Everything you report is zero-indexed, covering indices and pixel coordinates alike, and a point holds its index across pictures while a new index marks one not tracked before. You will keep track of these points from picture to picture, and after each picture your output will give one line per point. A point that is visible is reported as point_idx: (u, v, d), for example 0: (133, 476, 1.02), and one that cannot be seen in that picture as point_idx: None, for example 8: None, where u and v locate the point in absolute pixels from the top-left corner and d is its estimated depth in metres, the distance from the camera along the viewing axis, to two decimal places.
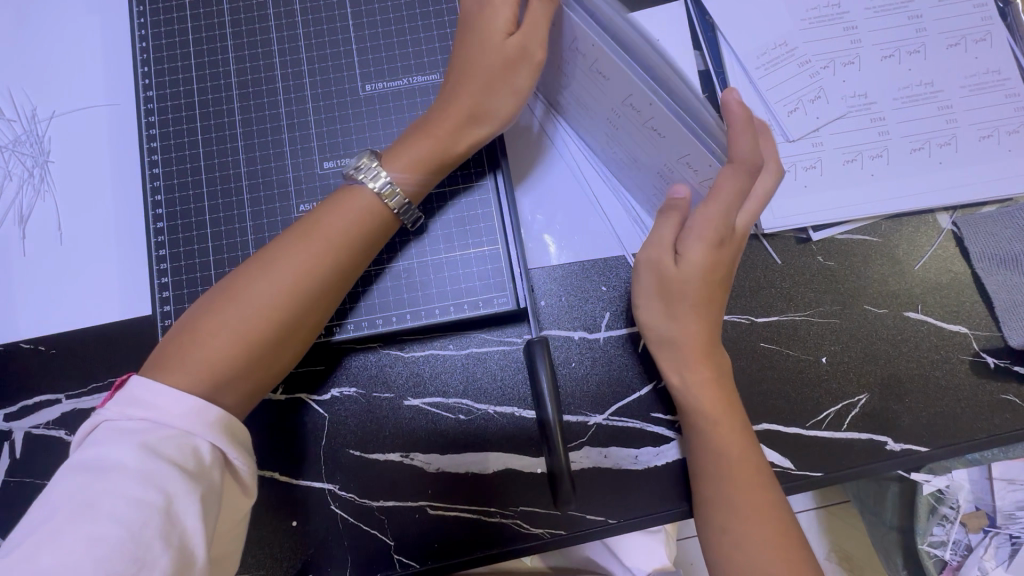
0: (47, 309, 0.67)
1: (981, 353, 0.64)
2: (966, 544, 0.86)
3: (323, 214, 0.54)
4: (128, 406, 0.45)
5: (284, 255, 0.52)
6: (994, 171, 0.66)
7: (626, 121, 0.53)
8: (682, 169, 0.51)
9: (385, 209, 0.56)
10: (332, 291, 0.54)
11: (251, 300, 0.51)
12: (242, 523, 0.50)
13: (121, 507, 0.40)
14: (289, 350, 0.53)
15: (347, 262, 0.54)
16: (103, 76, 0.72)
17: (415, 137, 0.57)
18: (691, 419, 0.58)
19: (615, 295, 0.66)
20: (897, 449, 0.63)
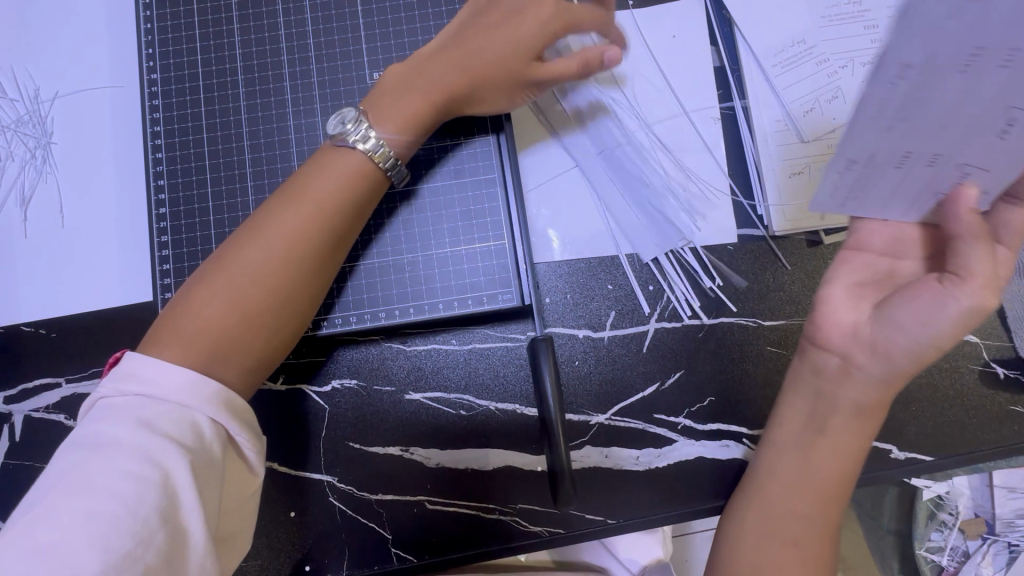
0: (51, 292, 0.66)
1: (991, 363, 0.64)
2: (964, 550, 0.86)
3: (311, 178, 0.53)
4: (122, 383, 0.45)
5: (277, 222, 0.51)
6: None
7: (959, 82, 0.38)
8: (916, 167, 0.46)
9: (375, 170, 0.55)
10: (325, 258, 0.53)
11: (245, 270, 0.50)
12: (250, 500, 0.49)
13: (117, 483, 0.40)
14: (288, 321, 0.52)
15: (340, 229, 0.53)
16: (107, 57, 0.70)
17: (403, 95, 0.56)
18: (849, 440, 0.54)
19: (621, 294, 0.65)
20: (902, 457, 0.62)
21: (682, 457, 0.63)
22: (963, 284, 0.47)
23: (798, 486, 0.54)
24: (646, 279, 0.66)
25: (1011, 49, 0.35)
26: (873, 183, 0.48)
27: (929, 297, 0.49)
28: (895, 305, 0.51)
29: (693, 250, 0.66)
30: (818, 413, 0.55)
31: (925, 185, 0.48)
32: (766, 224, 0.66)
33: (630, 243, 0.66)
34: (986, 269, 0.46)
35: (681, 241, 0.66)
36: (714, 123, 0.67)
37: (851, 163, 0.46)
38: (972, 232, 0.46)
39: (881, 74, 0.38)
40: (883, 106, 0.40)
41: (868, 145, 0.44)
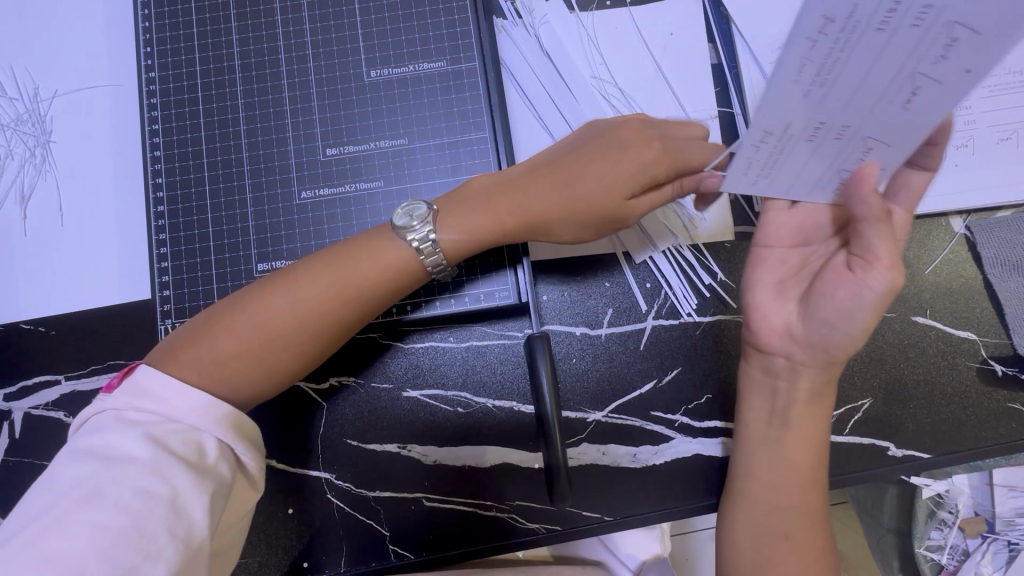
0: (49, 290, 0.66)
1: (989, 361, 0.63)
2: (964, 549, 0.85)
3: (362, 256, 0.54)
4: (136, 398, 0.46)
5: (311, 288, 0.52)
6: (1011, 175, 0.65)
7: (873, 43, 0.37)
8: (845, 145, 0.44)
9: (419, 264, 0.55)
10: (346, 332, 0.55)
11: (271, 324, 0.51)
12: (245, 522, 0.49)
13: (125, 498, 0.39)
14: (295, 374, 0.54)
15: (367, 310, 0.54)
16: (106, 55, 0.71)
17: (478, 203, 0.56)
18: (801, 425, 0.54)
19: (619, 292, 0.65)
20: (899, 455, 0.62)
21: (679, 454, 0.63)
22: (871, 269, 0.48)
23: (785, 480, 0.54)
24: (643, 277, 0.66)
25: (922, 5, 0.35)
26: (786, 161, 0.46)
27: (846, 290, 0.50)
28: (818, 300, 0.52)
29: (689, 247, 0.66)
30: (777, 411, 0.56)
31: (829, 166, 0.46)
32: None
33: (627, 240, 0.66)
34: (891, 250, 0.47)
35: (677, 239, 0.66)
36: (712, 121, 0.67)
37: (766, 136, 0.43)
38: (873, 214, 0.45)
39: (800, 29, 0.37)
40: (804, 68, 0.39)
41: (781, 111, 0.41)
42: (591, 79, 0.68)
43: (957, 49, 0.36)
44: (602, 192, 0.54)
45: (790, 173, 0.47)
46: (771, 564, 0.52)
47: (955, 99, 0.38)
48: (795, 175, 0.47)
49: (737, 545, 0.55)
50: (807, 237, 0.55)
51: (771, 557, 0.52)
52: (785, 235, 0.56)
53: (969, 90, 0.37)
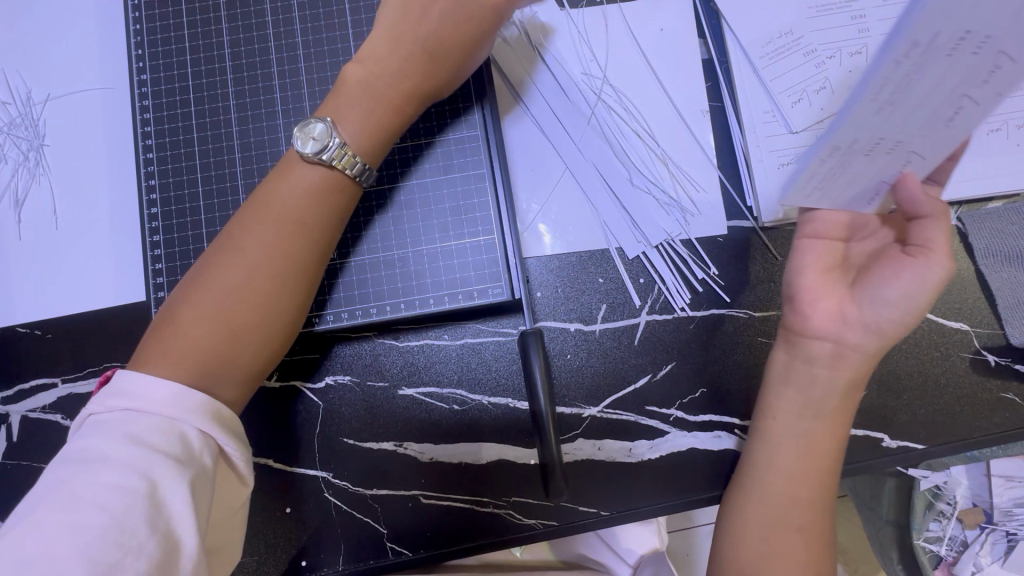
0: (44, 292, 0.67)
1: (982, 351, 0.64)
2: (963, 540, 0.88)
3: (280, 189, 0.53)
4: (112, 396, 0.45)
5: (250, 236, 0.52)
6: (1001, 165, 0.65)
7: (942, 66, 0.37)
8: (891, 159, 0.46)
9: (343, 176, 0.54)
10: (306, 276, 0.53)
11: (221, 282, 0.50)
12: (239, 511, 0.50)
13: (105, 495, 0.40)
14: (273, 335, 0.52)
15: (315, 244, 0.53)
16: (97, 58, 0.71)
17: (366, 100, 0.55)
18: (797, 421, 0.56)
19: (612, 287, 0.66)
20: (893, 446, 0.63)
21: (675, 448, 0.63)
22: (931, 256, 0.50)
23: (788, 474, 0.55)
24: (636, 272, 0.66)
25: (983, 37, 0.35)
26: (844, 173, 0.47)
27: (910, 272, 0.51)
28: (868, 287, 0.53)
29: (682, 241, 0.66)
30: (813, 402, 0.56)
31: (876, 175, 0.48)
32: (756, 216, 0.66)
33: (621, 236, 0.66)
34: (944, 244, 0.51)
35: (670, 234, 0.66)
36: (703, 116, 0.68)
37: (833, 152, 0.44)
38: (937, 208, 0.50)
39: (888, 54, 0.36)
40: (881, 88, 0.39)
41: (852, 135, 0.42)
42: (582, 77, 0.68)
43: (998, 76, 0.37)
44: (393, 78, 0.56)
45: (845, 186, 0.49)
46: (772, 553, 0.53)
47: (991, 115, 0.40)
48: (851, 188, 0.50)
49: (736, 539, 0.55)
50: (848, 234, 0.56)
51: (772, 546, 0.53)
52: (835, 230, 0.56)
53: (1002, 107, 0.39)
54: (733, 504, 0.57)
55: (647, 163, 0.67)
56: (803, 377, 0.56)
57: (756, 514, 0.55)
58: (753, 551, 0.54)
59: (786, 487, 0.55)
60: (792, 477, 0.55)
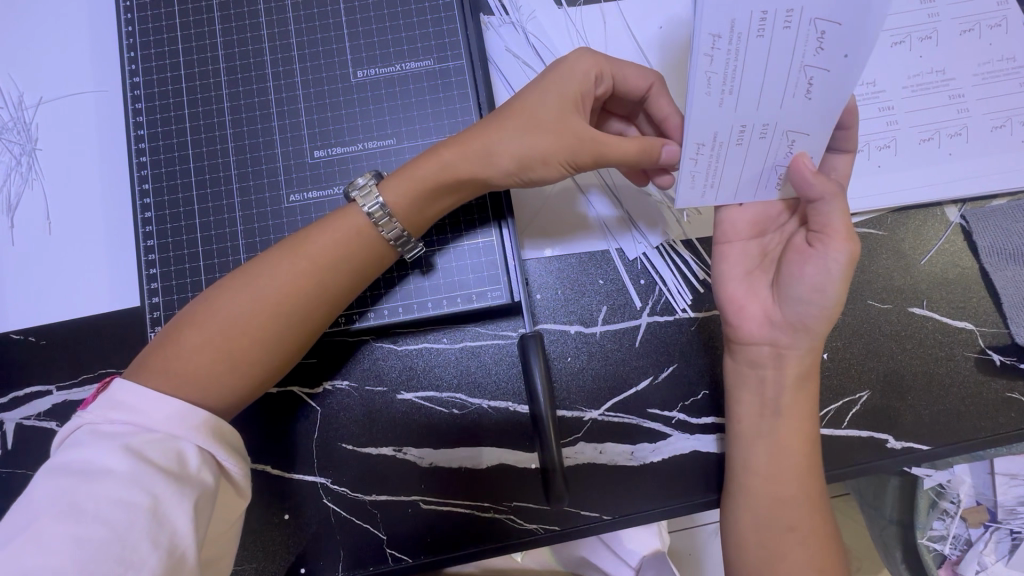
0: (38, 298, 0.66)
1: (987, 351, 0.63)
2: (966, 539, 0.87)
3: (314, 232, 0.54)
4: (112, 410, 0.45)
5: (275, 269, 0.52)
6: (1006, 162, 0.64)
7: (756, 49, 0.47)
8: (778, 142, 0.51)
9: (374, 232, 0.54)
10: (317, 318, 0.53)
11: (237, 311, 0.50)
12: (234, 529, 0.49)
13: (105, 510, 0.39)
14: (271, 370, 0.52)
15: (332, 288, 0.53)
16: (90, 60, 0.70)
17: (424, 158, 0.55)
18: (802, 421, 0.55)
19: (613, 289, 0.65)
20: (899, 447, 0.62)
21: (677, 450, 0.63)
22: (831, 242, 0.51)
23: (783, 478, 0.54)
24: (637, 273, 0.65)
25: (786, 10, 0.46)
26: (728, 165, 0.52)
27: (812, 267, 0.52)
28: (787, 281, 0.54)
29: (682, 242, 0.66)
30: (767, 402, 0.56)
31: (764, 164, 0.52)
32: None
33: (621, 238, 0.66)
34: (844, 223, 0.51)
35: (669, 236, 0.66)
36: None
37: (700, 147, 0.51)
38: (828, 190, 0.50)
39: (699, 48, 0.47)
40: (710, 81, 0.48)
41: (707, 123, 0.50)
42: None
43: (826, 40, 0.46)
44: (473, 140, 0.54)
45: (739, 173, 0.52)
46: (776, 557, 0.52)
47: (844, 82, 0.47)
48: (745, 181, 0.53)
49: (742, 546, 0.54)
50: (763, 228, 0.56)
51: (775, 549, 0.52)
52: (744, 230, 0.56)
53: (852, 69, 0.46)
54: (730, 510, 0.56)
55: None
56: (762, 378, 0.56)
57: (757, 517, 0.54)
58: (759, 556, 0.53)
59: (781, 489, 0.54)
60: (786, 475, 0.54)
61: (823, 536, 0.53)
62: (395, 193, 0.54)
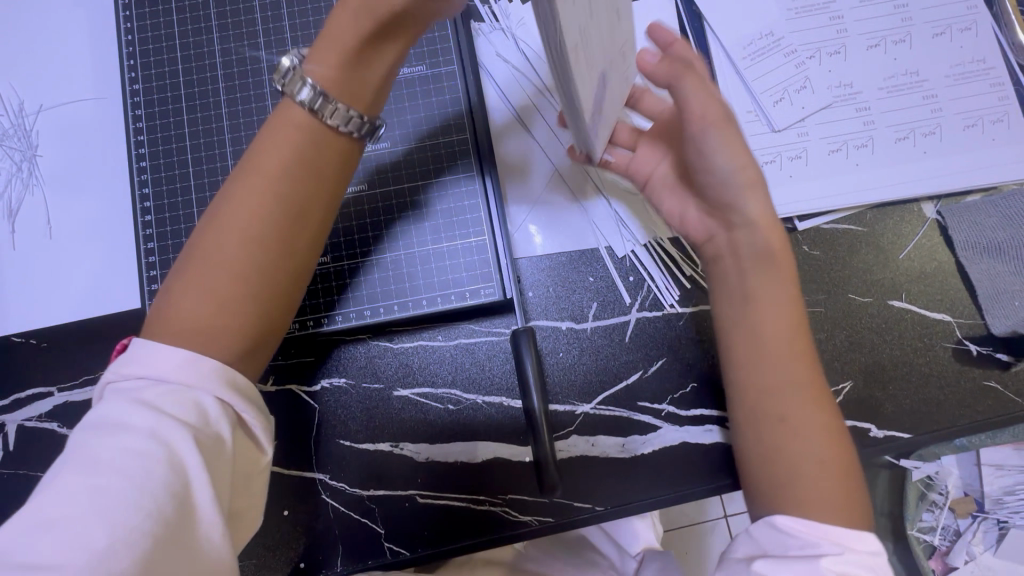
0: (39, 301, 0.67)
1: (964, 341, 0.65)
2: (955, 529, 0.92)
3: (262, 142, 0.46)
4: (127, 363, 0.43)
5: (239, 199, 0.45)
6: (978, 160, 0.67)
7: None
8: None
9: (324, 128, 0.46)
10: (303, 232, 0.46)
11: (215, 254, 0.44)
12: (261, 476, 0.48)
13: (124, 461, 0.39)
14: (274, 300, 0.46)
15: (304, 193, 0.46)
16: (90, 68, 0.71)
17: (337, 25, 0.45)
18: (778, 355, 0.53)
19: (602, 286, 0.67)
20: (880, 436, 0.64)
21: (666, 442, 0.64)
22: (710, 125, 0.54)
23: (792, 412, 0.51)
24: (626, 270, 0.67)
25: None
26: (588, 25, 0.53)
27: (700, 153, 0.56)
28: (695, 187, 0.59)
29: (670, 240, 0.68)
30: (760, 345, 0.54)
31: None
32: None
33: (610, 236, 0.68)
34: (701, 98, 0.55)
35: (657, 233, 0.68)
36: None
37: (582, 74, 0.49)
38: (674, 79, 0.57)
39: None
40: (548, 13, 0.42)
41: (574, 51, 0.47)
42: None
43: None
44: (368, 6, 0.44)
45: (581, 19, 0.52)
46: (799, 496, 0.49)
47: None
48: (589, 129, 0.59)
49: (765, 482, 0.52)
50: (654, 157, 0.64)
51: (796, 483, 0.50)
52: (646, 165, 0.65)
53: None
54: (742, 443, 0.54)
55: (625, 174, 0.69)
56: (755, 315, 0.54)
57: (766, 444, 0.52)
58: (772, 487, 0.51)
59: (795, 429, 0.51)
60: (788, 416, 0.52)
61: (842, 476, 0.50)
62: (322, 67, 0.45)
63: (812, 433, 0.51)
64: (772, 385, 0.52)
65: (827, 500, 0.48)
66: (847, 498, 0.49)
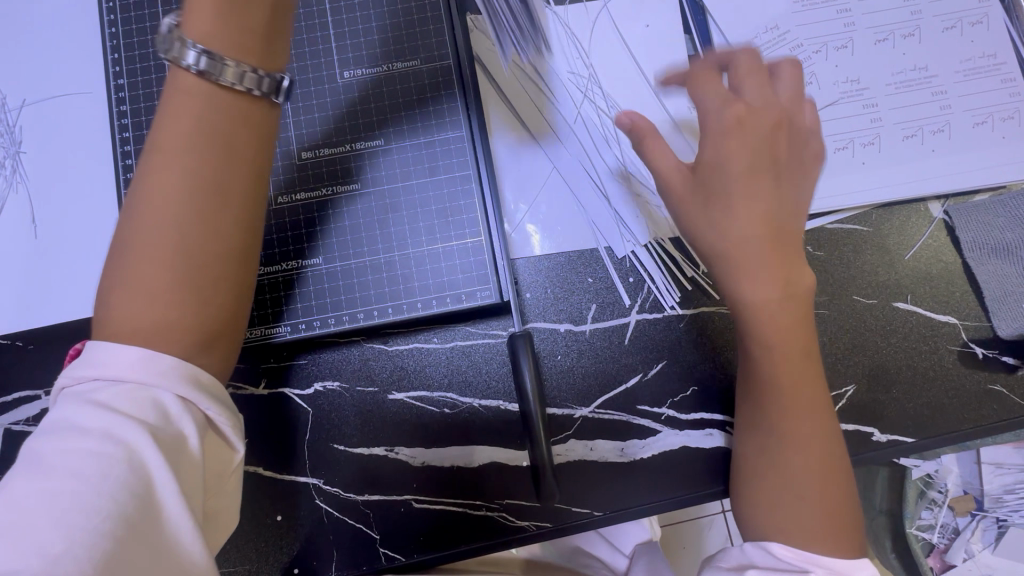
0: (23, 303, 0.65)
1: (970, 344, 0.64)
2: (954, 527, 0.91)
3: (163, 123, 0.43)
4: (83, 365, 0.42)
5: (157, 186, 0.42)
6: (987, 159, 0.65)
7: None
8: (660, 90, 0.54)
9: (221, 87, 0.43)
10: (227, 204, 0.43)
11: (146, 250, 0.42)
12: (233, 475, 0.46)
13: (81, 463, 0.37)
14: (222, 284, 0.43)
15: (215, 161, 0.43)
16: (73, 61, 0.69)
17: None
18: (791, 401, 0.52)
19: (601, 287, 0.65)
20: (883, 440, 0.63)
21: (666, 446, 0.63)
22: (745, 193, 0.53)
23: (793, 464, 0.52)
24: (625, 271, 0.66)
25: None
26: None
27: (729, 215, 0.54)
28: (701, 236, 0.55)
29: (670, 240, 0.66)
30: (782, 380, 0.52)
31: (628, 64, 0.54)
32: None
33: (609, 235, 0.66)
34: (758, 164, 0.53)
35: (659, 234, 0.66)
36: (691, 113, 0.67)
37: None
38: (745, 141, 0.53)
39: None
40: None
41: None
42: (569, 77, 0.68)
43: None
44: None
45: None
46: (780, 521, 0.52)
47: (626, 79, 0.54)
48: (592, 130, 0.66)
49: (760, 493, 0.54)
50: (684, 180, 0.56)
51: (779, 513, 0.52)
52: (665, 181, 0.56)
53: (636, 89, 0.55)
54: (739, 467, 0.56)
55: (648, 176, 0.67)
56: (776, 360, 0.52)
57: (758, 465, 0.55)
58: (771, 500, 0.52)
59: (786, 473, 0.52)
60: (786, 464, 0.52)
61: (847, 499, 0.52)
62: (203, 24, 0.42)
63: (797, 464, 0.52)
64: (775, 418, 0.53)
65: (812, 520, 0.50)
66: (842, 511, 0.51)
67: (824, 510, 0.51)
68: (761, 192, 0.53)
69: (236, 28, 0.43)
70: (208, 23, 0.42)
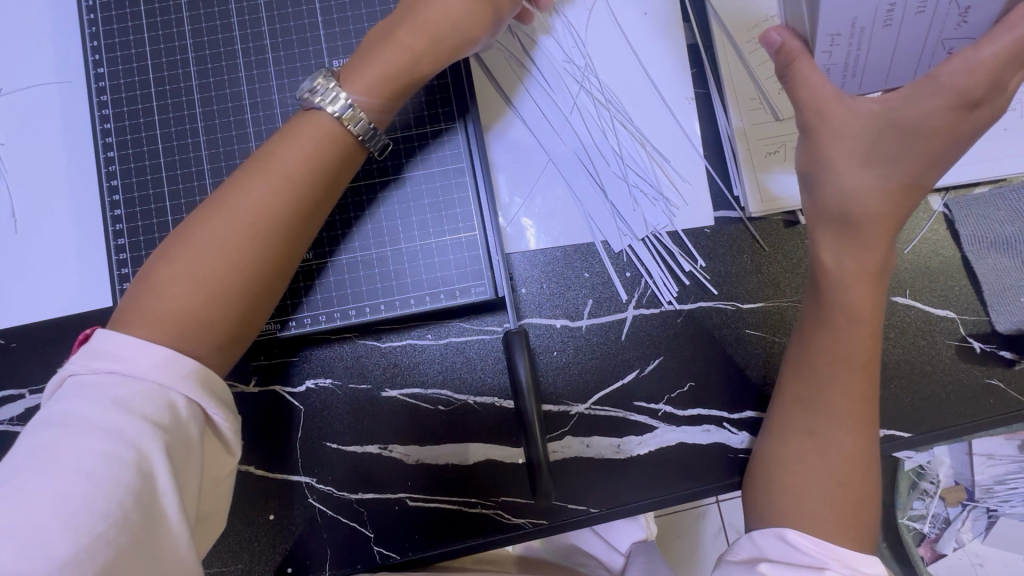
0: (5, 299, 0.63)
1: (968, 338, 0.64)
2: (945, 517, 0.92)
3: (277, 144, 0.48)
4: (94, 359, 0.40)
5: (249, 198, 0.45)
6: (988, 151, 0.64)
7: None
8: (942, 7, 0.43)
9: (347, 136, 0.48)
10: (300, 234, 0.47)
11: (209, 248, 0.44)
12: (226, 480, 0.45)
13: (89, 463, 0.36)
14: (263, 297, 0.46)
15: (309, 195, 0.47)
16: (52, 49, 0.67)
17: (374, 49, 0.51)
18: (840, 377, 0.53)
19: (598, 282, 0.64)
20: (881, 434, 0.62)
21: (663, 442, 0.63)
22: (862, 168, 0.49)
23: (840, 454, 0.52)
24: (623, 265, 0.65)
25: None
26: None
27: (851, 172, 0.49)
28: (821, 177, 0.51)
29: (668, 234, 0.65)
30: (836, 354, 0.53)
31: None
32: (743, 205, 0.65)
33: (606, 228, 0.65)
34: (896, 147, 0.47)
35: (655, 229, 0.65)
36: (689, 105, 0.66)
37: (834, 38, 0.46)
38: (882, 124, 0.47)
39: None
40: None
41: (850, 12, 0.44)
42: (567, 68, 0.66)
43: None
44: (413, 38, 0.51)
45: None
46: (801, 513, 0.52)
47: None
48: None
49: (777, 488, 0.54)
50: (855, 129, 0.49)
51: (820, 499, 0.52)
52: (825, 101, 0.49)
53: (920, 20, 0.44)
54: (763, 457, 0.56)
55: (646, 170, 0.66)
56: (838, 339, 0.53)
57: (793, 454, 0.54)
58: (786, 500, 0.53)
59: (836, 460, 0.52)
60: (842, 457, 0.52)
61: (853, 500, 0.51)
62: (359, 82, 0.49)
63: (847, 449, 0.52)
64: (822, 398, 0.53)
65: (833, 511, 0.51)
66: (849, 510, 0.51)
67: (836, 502, 0.51)
68: (902, 165, 0.48)
69: (384, 96, 0.50)
70: (368, 84, 0.49)
